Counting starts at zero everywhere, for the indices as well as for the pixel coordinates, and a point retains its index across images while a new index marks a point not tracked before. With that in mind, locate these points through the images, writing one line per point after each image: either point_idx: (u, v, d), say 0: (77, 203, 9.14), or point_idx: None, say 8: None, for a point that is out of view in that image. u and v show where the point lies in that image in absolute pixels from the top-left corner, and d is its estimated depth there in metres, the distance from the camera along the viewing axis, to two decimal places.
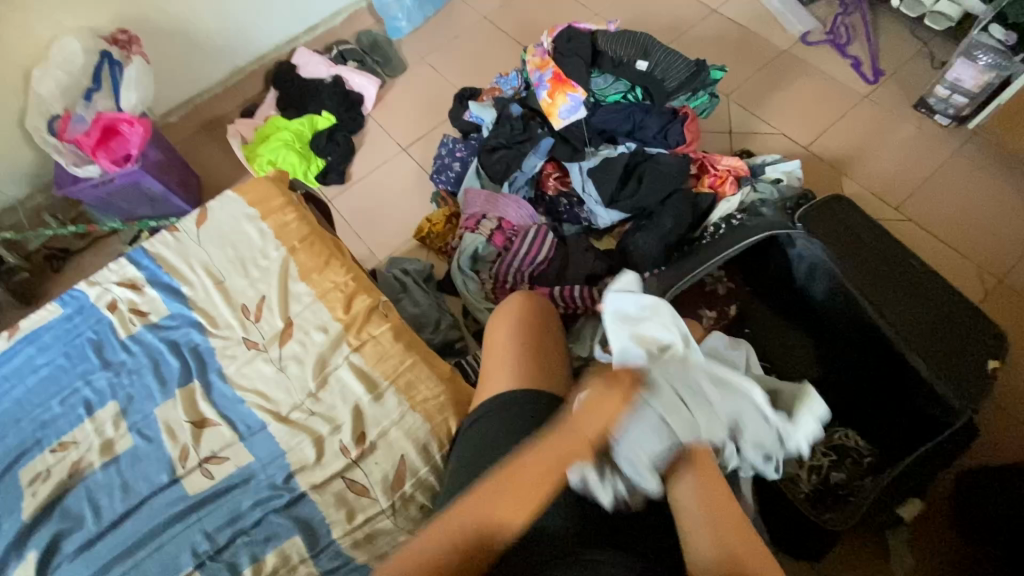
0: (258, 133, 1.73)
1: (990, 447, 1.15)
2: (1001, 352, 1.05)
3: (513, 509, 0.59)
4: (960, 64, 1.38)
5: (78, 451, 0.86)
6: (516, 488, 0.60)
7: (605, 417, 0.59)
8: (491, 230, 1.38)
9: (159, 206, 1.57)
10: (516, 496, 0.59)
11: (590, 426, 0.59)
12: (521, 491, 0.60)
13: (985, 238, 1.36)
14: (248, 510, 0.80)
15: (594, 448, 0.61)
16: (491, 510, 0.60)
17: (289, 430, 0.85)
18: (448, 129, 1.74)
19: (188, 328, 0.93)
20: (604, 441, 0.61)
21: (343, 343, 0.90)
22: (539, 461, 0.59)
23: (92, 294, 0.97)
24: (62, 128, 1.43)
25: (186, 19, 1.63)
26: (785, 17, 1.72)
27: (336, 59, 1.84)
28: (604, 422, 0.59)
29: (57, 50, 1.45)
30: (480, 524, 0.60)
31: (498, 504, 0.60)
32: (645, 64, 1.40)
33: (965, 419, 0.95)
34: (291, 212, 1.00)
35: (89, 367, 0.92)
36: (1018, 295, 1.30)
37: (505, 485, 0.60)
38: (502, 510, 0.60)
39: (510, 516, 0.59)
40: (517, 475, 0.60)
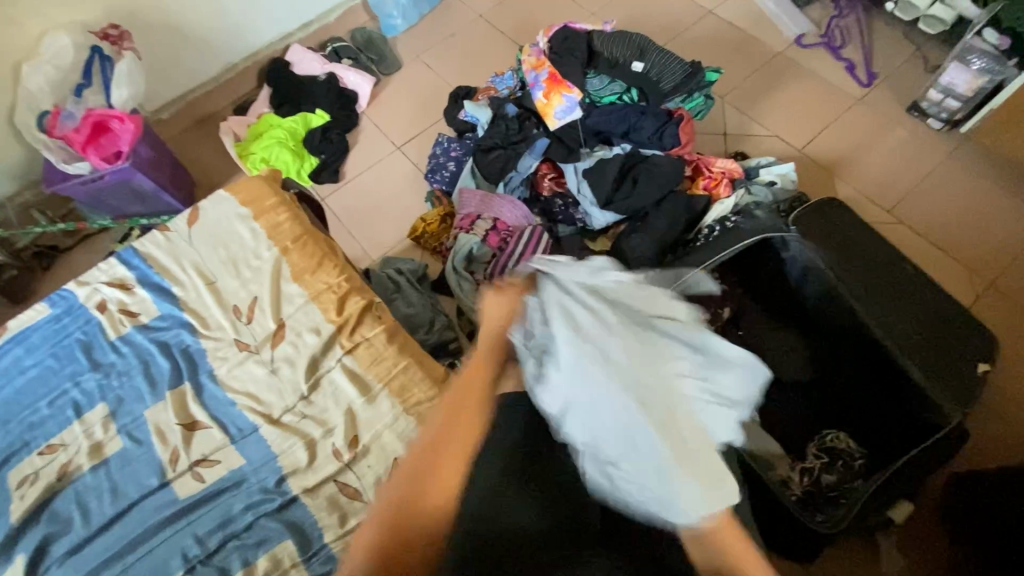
0: (251, 131, 1.71)
1: (979, 449, 1.16)
2: (990, 354, 1.07)
3: (448, 472, 0.59)
4: (955, 68, 1.39)
5: (67, 454, 0.85)
6: (443, 440, 0.61)
7: (501, 308, 0.66)
8: (485, 230, 1.37)
9: (150, 204, 1.56)
10: (446, 450, 0.60)
11: (492, 322, 0.66)
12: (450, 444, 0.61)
13: (977, 241, 1.38)
14: (240, 513, 0.79)
15: (500, 344, 0.65)
16: (426, 476, 0.59)
17: (281, 433, 0.84)
18: (443, 128, 1.73)
19: (178, 329, 0.92)
20: (504, 334, 0.65)
21: (335, 345, 0.89)
22: (458, 404, 0.62)
23: (81, 294, 0.96)
24: (51, 124, 1.41)
25: (178, 15, 1.61)
26: (780, 18, 1.73)
27: (331, 57, 1.82)
28: (501, 317, 0.66)
29: (46, 45, 1.43)
30: (415, 496, 0.58)
31: (430, 468, 0.59)
32: (640, 65, 1.40)
33: (954, 422, 0.97)
34: (284, 212, 0.99)
35: (78, 369, 0.91)
36: (1009, 298, 1.31)
37: (433, 446, 0.61)
38: (437, 470, 0.59)
39: (447, 480, 0.59)
40: (441, 426, 0.62)
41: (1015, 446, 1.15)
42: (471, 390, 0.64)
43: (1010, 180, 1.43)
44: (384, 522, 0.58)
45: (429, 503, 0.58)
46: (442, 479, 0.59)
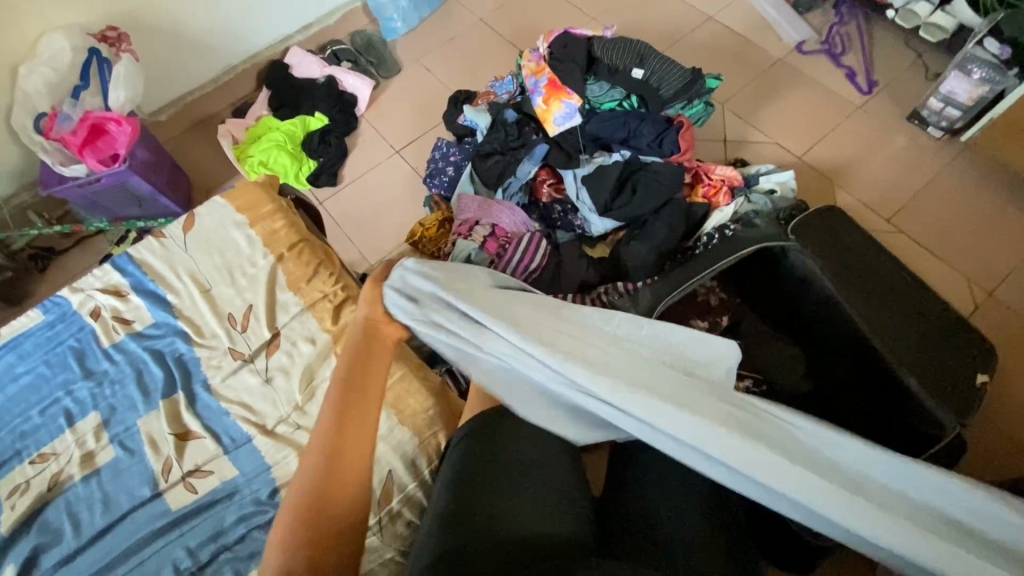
0: (249, 134, 1.71)
1: (976, 460, 1.15)
2: (989, 364, 1.07)
3: (360, 440, 0.61)
4: (955, 77, 1.39)
5: (58, 463, 0.84)
6: (347, 429, 0.61)
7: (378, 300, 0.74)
8: (484, 237, 1.36)
9: (147, 206, 1.55)
10: (352, 436, 0.61)
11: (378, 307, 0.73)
12: (354, 428, 0.61)
13: (976, 251, 1.37)
14: (232, 525, 0.79)
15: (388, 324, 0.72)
16: (335, 466, 0.58)
17: (275, 443, 0.83)
18: (441, 133, 1.72)
19: (172, 338, 0.92)
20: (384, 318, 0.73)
21: (331, 355, 0.88)
22: (361, 376, 0.66)
23: (74, 301, 0.95)
24: (47, 126, 1.40)
25: (176, 17, 1.60)
26: (781, 25, 1.72)
27: (330, 60, 1.82)
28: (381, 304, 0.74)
29: (44, 47, 1.42)
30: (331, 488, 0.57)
31: (339, 457, 0.59)
32: (640, 72, 1.39)
33: (953, 435, 0.98)
34: (280, 219, 0.99)
35: (70, 377, 0.90)
36: (1008, 309, 1.31)
37: (337, 437, 0.60)
38: (346, 458, 0.59)
39: (360, 450, 0.60)
40: (342, 417, 0.62)
41: (1014, 459, 1.15)
42: (368, 375, 0.66)
43: (1010, 189, 1.42)
44: (295, 523, 0.54)
45: (344, 492, 0.57)
46: (354, 463, 0.59)
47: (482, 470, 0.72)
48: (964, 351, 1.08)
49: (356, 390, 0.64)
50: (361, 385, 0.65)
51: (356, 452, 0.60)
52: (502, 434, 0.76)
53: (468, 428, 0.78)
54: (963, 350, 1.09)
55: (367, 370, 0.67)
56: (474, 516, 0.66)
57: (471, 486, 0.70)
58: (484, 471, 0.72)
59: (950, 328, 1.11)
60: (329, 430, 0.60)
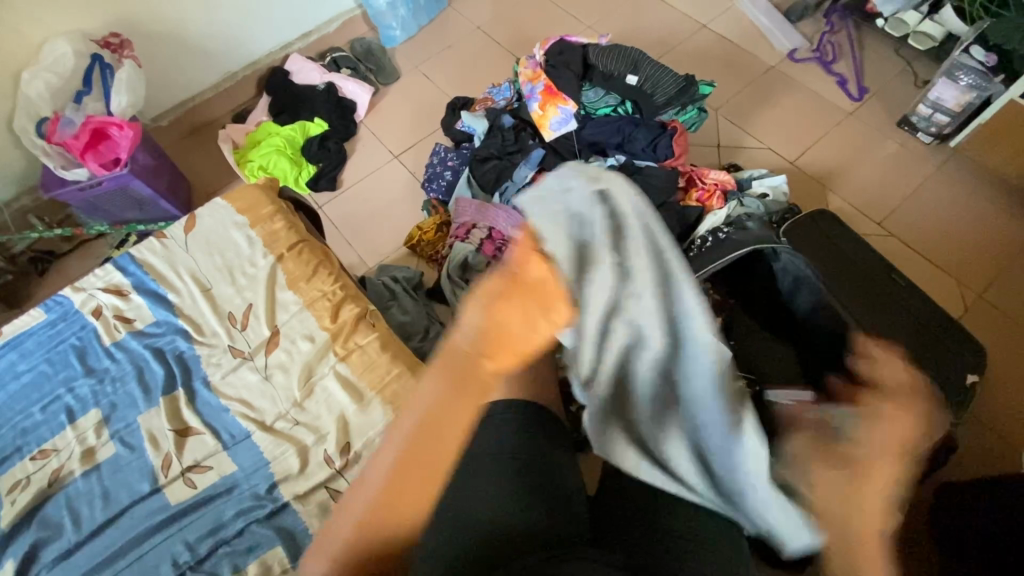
0: (250, 139, 1.73)
1: (965, 459, 1.17)
2: (980, 364, 1.09)
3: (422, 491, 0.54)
4: (942, 83, 1.42)
5: (59, 459, 0.85)
6: (418, 479, 0.54)
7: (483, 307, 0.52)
8: (481, 239, 1.38)
9: (148, 210, 1.57)
10: (413, 485, 0.54)
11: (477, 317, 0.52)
12: (427, 478, 0.54)
13: (965, 254, 1.39)
14: (231, 519, 0.79)
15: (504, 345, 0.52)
16: (395, 513, 0.55)
17: (273, 439, 0.84)
18: (440, 138, 1.75)
19: (173, 336, 0.93)
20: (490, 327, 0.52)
21: (330, 352, 0.90)
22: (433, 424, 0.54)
23: (76, 300, 0.96)
24: (50, 130, 1.41)
25: (178, 23, 1.63)
26: (773, 33, 1.75)
27: (330, 66, 1.85)
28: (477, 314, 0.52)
29: (47, 53, 1.44)
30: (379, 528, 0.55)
31: (396, 505, 0.55)
32: (634, 78, 1.41)
33: (943, 433, 1.00)
34: (280, 220, 1.00)
35: (71, 374, 0.91)
36: (997, 311, 1.32)
37: (403, 483, 0.54)
38: (404, 508, 0.55)
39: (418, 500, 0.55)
40: (414, 454, 0.54)
41: (1004, 457, 1.16)
42: (448, 420, 0.54)
43: (999, 195, 1.45)
44: (348, 548, 0.56)
45: (399, 522, 0.56)
46: (413, 506, 0.55)
47: (495, 462, 0.74)
48: (955, 351, 1.10)
49: (435, 434, 0.54)
50: (444, 434, 0.54)
51: (413, 499, 0.55)
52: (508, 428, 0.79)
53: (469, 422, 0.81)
54: (953, 350, 1.10)
55: (448, 415, 0.54)
56: (464, 511, 0.68)
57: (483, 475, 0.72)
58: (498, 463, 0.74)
59: (940, 329, 1.12)
60: (396, 471, 0.54)
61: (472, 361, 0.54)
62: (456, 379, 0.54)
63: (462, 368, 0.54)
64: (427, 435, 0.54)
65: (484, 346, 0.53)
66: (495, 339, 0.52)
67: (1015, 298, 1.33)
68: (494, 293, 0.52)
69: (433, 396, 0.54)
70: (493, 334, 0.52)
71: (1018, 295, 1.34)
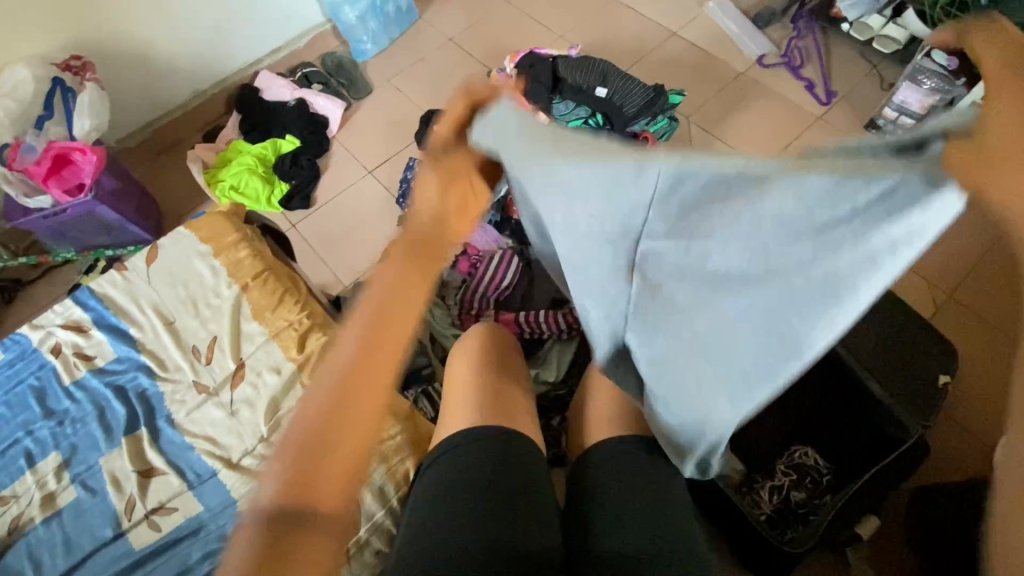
0: (219, 157, 1.70)
1: (938, 464, 1.18)
2: (950, 366, 1.17)
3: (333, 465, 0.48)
4: (906, 87, 1.44)
5: (19, 505, 0.82)
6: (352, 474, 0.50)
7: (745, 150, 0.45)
8: (455, 256, 1.38)
9: (116, 234, 1.53)
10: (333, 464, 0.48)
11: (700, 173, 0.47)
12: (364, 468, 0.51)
13: (936, 255, 1.41)
14: (197, 563, 0.77)
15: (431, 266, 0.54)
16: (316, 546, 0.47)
17: (241, 477, 0.82)
18: (414, 152, 1.73)
19: (135, 372, 0.91)
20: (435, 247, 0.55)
21: (296, 385, 0.88)
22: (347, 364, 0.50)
23: (35, 339, 0.94)
24: (10, 156, 1.37)
25: (142, 42, 1.60)
26: (742, 39, 1.77)
27: (300, 82, 1.83)
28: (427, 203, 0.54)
29: (5, 77, 1.40)
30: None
31: (325, 546, 0.47)
32: (604, 91, 1.42)
33: (915, 437, 1.01)
34: (245, 248, 0.99)
35: (30, 417, 0.89)
36: (970, 312, 1.34)
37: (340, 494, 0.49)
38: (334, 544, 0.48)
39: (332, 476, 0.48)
40: (331, 429, 0.48)
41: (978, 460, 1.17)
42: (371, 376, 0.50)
43: None
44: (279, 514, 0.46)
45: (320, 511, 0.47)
46: (332, 493, 0.48)
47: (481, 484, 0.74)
48: (921, 352, 1.19)
49: (358, 405, 0.49)
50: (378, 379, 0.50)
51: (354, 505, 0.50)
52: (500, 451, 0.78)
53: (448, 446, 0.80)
54: (920, 350, 1.19)
55: (369, 368, 0.49)
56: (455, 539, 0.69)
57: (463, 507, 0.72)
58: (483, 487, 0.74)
59: (907, 331, 1.21)
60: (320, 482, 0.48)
61: (391, 313, 0.51)
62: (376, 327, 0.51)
63: (385, 336, 0.50)
64: (333, 407, 0.48)
65: (390, 305, 0.51)
66: (404, 293, 0.52)
67: (983, 295, 1.36)
68: (398, 266, 0.52)
69: (329, 364, 0.50)
70: (398, 281, 0.52)
71: (985, 292, 1.36)
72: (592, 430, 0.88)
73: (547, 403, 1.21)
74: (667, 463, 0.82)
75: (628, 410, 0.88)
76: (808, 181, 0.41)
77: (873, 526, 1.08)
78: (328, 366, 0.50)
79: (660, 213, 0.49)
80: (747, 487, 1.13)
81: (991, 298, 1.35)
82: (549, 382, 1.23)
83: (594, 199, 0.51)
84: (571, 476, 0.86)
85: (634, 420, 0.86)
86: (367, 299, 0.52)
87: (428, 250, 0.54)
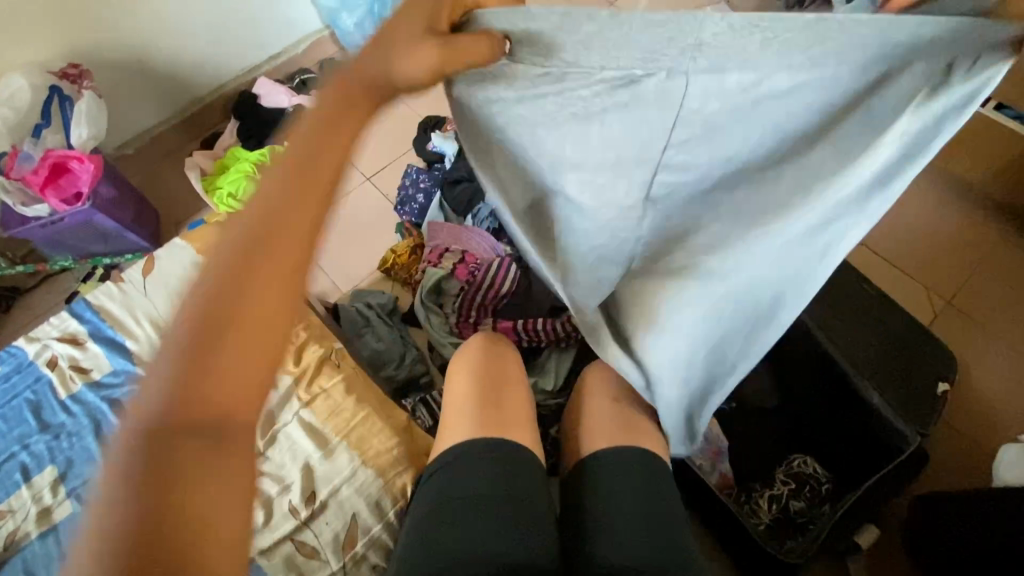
0: (217, 164, 1.70)
1: (938, 473, 1.18)
2: (949, 373, 1.17)
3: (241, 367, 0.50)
4: None
5: (14, 521, 0.82)
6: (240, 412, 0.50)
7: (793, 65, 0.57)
8: (453, 264, 1.37)
9: (114, 242, 1.54)
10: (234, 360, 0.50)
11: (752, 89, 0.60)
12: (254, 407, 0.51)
13: (934, 260, 1.41)
14: None
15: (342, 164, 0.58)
16: (212, 483, 0.47)
17: None
18: (412, 158, 1.74)
19: (131, 385, 0.90)
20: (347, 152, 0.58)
21: (293, 398, 0.88)
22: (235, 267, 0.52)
23: (31, 351, 0.94)
24: (7, 165, 1.37)
25: (139, 49, 1.60)
26: None
27: (298, 88, 1.83)
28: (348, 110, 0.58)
29: None
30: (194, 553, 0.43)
31: (223, 484, 0.47)
32: None
33: (915, 445, 1.01)
34: None
35: (26, 430, 0.88)
36: (968, 317, 1.34)
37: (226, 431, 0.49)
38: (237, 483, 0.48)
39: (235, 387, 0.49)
40: (207, 363, 0.48)
41: (978, 468, 1.18)
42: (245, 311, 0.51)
43: (966, 199, 1.47)
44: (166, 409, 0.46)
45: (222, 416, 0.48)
46: (236, 399, 0.49)
47: (478, 500, 0.74)
48: (921, 359, 1.19)
49: (234, 338, 0.50)
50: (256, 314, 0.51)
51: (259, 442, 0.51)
52: (498, 467, 0.77)
53: (446, 460, 0.79)
54: (920, 358, 1.19)
55: (243, 302, 0.51)
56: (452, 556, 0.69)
57: (461, 525, 0.71)
58: (480, 503, 0.73)
59: (905, 338, 1.21)
60: (201, 418, 0.47)
61: (262, 249, 0.52)
62: (243, 263, 0.52)
63: (257, 271, 0.52)
64: (205, 343, 0.49)
65: (259, 242, 0.53)
66: (271, 230, 0.53)
67: (982, 301, 1.36)
68: (262, 207, 0.54)
69: (191, 302, 0.50)
70: (265, 220, 0.53)
71: (983, 298, 1.36)
72: (588, 439, 0.87)
73: (546, 412, 1.22)
74: (665, 471, 0.82)
75: (626, 421, 0.88)
76: (885, 98, 0.58)
77: (873, 535, 1.08)
78: (193, 303, 0.50)
79: (708, 130, 0.64)
80: (745, 496, 1.13)
81: (990, 304, 1.35)
82: (548, 391, 1.22)
83: (652, 113, 0.64)
84: (566, 481, 0.85)
85: (630, 431, 0.86)
86: (228, 240, 0.53)
87: (307, 189, 0.55)
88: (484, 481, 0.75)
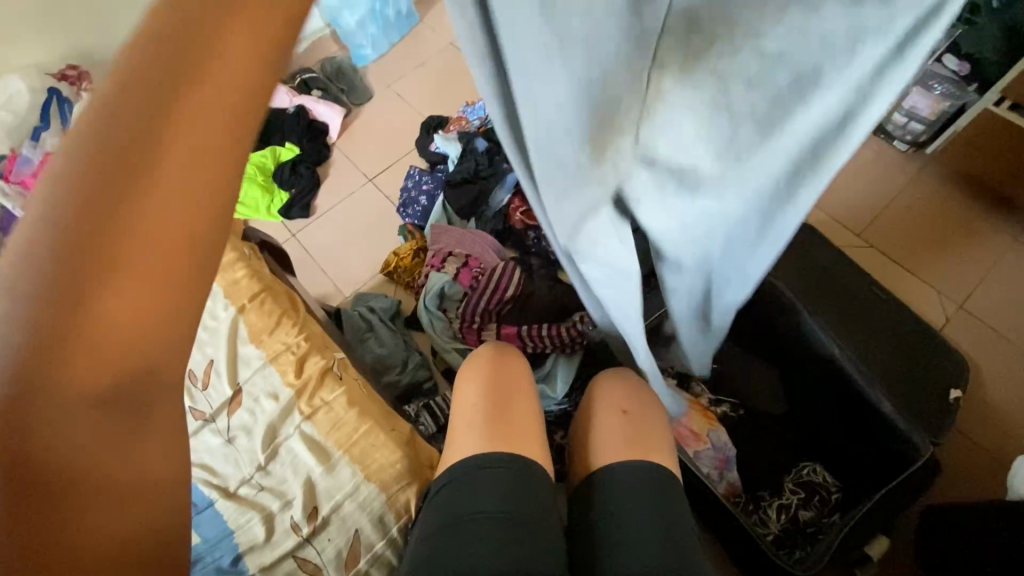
0: None
1: (949, 481, 1.16)
2: (961, 379, 1.15)
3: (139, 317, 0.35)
4: (918, 92, 1.40)
5: None
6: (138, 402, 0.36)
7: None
8: (456, 269, 1.36)
9: None
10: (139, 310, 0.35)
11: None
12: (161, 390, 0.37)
13: (946, 262, 1.39)
14: None
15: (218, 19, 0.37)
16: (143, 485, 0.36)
17: (237, 507, 0.80)
18: (414, 159, 1.71)
19: None
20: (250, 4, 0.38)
21: (294, 411, 0.87)
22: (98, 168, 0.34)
23: None
24: (7, 168, 1.34)
25: None
26: None
27: (299, 88, 1.81)
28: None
29: None
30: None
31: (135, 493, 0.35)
32: None
33: (926, 455, 0.97)
34: (242, 267, 0.98)
35: None
36: (981, 322, 1.32)
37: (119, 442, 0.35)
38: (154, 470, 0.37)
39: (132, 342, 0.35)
40: (68, 343, 0.32)
41: (993, 478, 1.15)
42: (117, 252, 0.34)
43: (976, 201, 1.45)
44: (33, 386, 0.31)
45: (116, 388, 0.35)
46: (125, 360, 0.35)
47: (486, 518, 0.71)
48: (934, 365, 1.17)
49: (109, 296, 0.33)
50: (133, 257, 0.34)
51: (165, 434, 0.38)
52: (507, 483, 0.75)
53: (454, 474, 0.78)
54: (933, 364, 1.17)
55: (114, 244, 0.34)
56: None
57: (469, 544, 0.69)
58: (490, 522, 0.71)
59: (917, 343, 1.19)
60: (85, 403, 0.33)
61: (137, 165, 0.35)
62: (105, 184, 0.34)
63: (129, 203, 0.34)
64: (76, 303, 0.32)
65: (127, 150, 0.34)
66: (145, 133, 0.35)
67: (995, 306, 1.33)
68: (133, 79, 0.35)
69: (43, 226, 0.32)
70: (129, 121, 0.35)
71: (996, 303, 1.34)
72: (596, 451, 0.85)
73: (551, 418, 1.21)
74: (675, 485, 0.80)
75: (635, 433, 0.85)
76: None
77: (884, 545, 1.07)
78: (36, 247, 0.32)
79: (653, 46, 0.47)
80: (754, 505, 1.11)
81: (1003, 308, 1.33)
82: (554, 398, 1.21)
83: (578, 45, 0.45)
84: (575, 494, 0.84)
85: (639, 444, 0.84)
86: (85, 122, 0.34)
87: (208, 95, 0.37)
88: (494, 498, 0.73)
